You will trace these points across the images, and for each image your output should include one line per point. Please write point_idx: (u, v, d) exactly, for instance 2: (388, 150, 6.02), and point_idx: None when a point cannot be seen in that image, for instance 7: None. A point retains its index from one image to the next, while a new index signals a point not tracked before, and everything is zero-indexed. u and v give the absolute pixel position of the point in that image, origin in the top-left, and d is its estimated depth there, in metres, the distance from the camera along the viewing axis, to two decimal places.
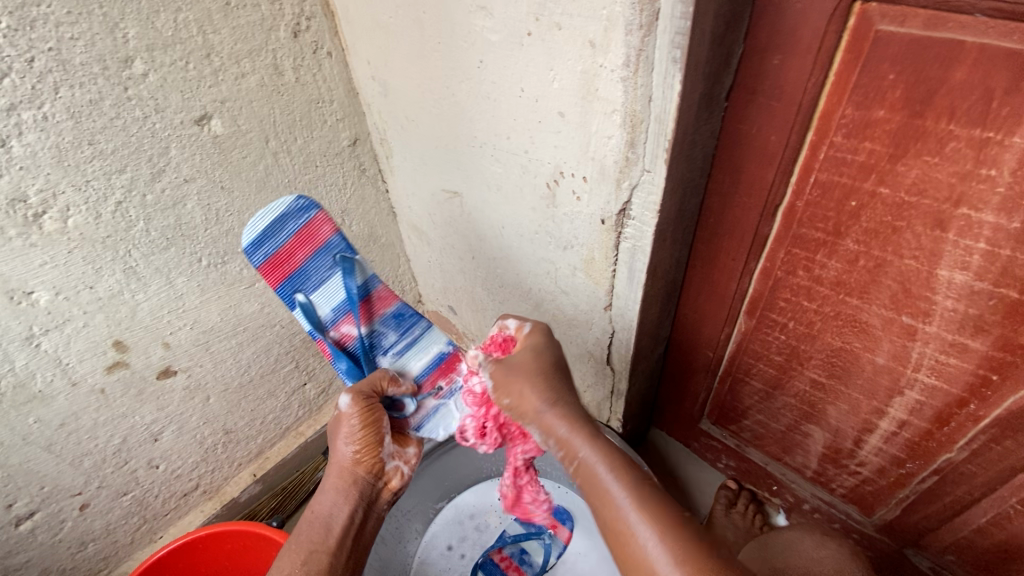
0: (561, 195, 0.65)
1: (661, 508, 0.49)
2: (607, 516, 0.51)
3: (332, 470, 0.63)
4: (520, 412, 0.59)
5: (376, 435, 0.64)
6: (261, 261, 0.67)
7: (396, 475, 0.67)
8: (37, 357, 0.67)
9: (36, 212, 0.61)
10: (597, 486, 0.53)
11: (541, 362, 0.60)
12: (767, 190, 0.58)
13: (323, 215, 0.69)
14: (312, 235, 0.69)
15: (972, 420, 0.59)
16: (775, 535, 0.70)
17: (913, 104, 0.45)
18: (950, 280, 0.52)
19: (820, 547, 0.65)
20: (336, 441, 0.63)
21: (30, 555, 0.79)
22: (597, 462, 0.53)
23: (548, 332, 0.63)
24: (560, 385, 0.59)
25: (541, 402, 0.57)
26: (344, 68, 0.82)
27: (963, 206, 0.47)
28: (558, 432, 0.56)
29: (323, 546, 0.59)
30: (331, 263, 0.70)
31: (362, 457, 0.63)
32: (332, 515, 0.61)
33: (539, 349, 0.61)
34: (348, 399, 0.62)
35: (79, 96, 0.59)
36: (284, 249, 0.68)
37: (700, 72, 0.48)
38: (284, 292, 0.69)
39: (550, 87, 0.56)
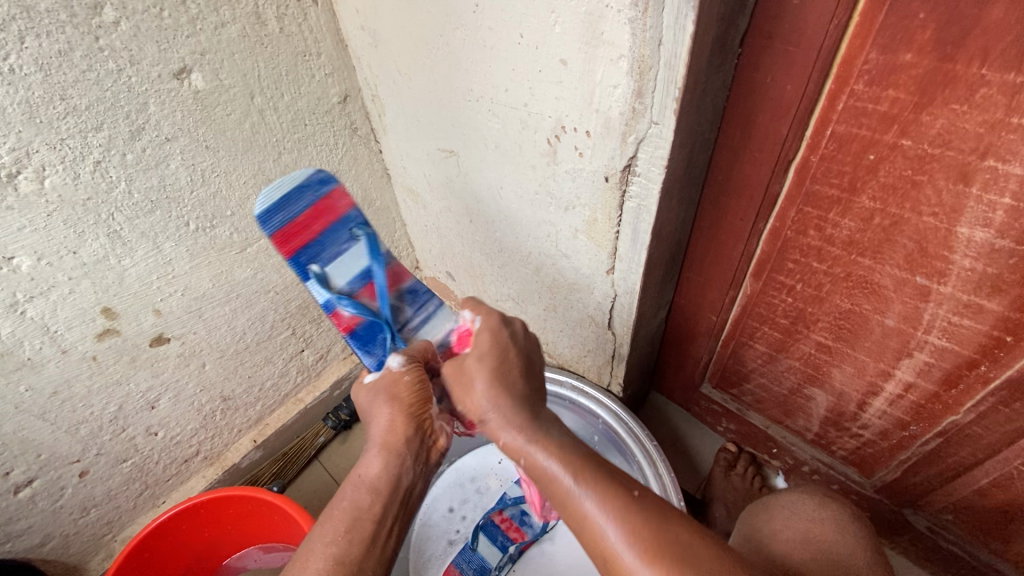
0: (562, 151, 0.61)
1: (610, 493, 0.45)
2: (564, 514, 0.47)
3: (381, 431, 0.59)
4: (473, 416, 0.57)
5: (426, 392, 0.63)
6: (275, 230, 0.69)
7: (443, 435, 0.62)
8: (23, 325, 0.65)
9: (10, 171, 0.58)
10: (547, 484, 0.49)
11: (485, 353, 0.59)
12: (780, 145, 0.55)
13: (342, 189, 0.74)
14: (329, 208, 0.73)
15: (982, 382, 0.58)
16: (770, 498, 0.67)
17: (943, 47, 0.42)
18: (970, 238, 0.49)
19: (818, 508, 0.63)
20: (380, 405, 0.61)
21: (32, 522, 0.79)
22: (540, 454, 0.50)
23: (496, 330, 0.62)
24: (506, 381, 0.56)
25: (483, 402, 0.55)
26: (331, 17, 0.77)
27: (990, 158, 0.45)
28: (500, 432, 0.53)
29: (369, 515, 0.54)
30: (347, 235, 0.74)
31: (415, 409, 0.61)
32: (376, 479, 0.56)
33: (482, 349, 0.60)
34: (400, 356, 0.65)
35: (47, 46, 0.55)
36: (301, 220, 0.70)
37: (715, 12, 0.44)
38: (299, 262, 0.71)
39: (552, 31, 0.52)
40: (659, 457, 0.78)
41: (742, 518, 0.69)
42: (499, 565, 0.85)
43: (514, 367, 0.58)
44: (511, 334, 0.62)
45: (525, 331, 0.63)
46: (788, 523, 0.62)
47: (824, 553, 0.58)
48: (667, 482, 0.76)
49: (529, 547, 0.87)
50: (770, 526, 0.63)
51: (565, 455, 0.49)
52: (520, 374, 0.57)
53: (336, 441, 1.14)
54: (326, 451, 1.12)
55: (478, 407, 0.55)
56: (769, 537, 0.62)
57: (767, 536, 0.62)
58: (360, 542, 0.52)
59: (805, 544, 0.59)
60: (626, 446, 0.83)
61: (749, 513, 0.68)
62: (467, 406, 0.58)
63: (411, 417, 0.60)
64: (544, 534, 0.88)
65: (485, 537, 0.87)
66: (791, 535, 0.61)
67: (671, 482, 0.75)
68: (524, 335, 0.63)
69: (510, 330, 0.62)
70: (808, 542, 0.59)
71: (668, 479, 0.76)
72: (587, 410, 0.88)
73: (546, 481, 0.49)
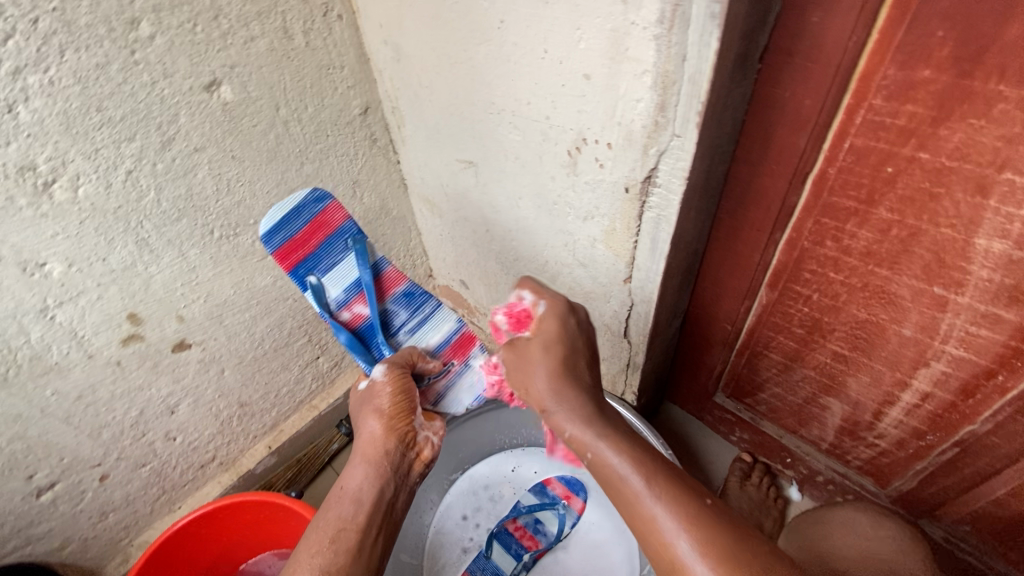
0: (583, 162, 0.63)
1: (672, 486, 0.47)
2: (620, 500, 0.50)
3: (364, 443, 0.61)
4: (534, 404, 0.59)
5: (408, 400, 0.65)
6: (274, 248, 0.71)
7: (427, 446, 0.65)
8: (52, 330, 0.67)
9: (46, 180, 0.59)
10: (610, 479, 0.51)
11: (551, 344, 0.60)
12: (798, 157, 0.56)
13: (336, 204, 0.75)
14: (324, 222, 0.74)
15: (999, 392, 0.58)
16: (826, 513, 0.74)
17: (961, 64, 0.43)
18: (987, 249, 0.50)
19: (877, 526, 0.69)
20: (365, 416, 0.64)
21: (52, 525, 0.80)
22: (605, 448, 0.52)
23: (562, 319, 0.61)
24: (569, 375, 0.58)
25: (548, 395, 0.57)
26: (354, 32, 0.79)
27: (1008, 171, 0.46)
28: (565, 423, 0.55)
29: (353, 525, 0.56)
30: (342, 244, 0.75)
31: (395, 420, 0.63)
32: (361, 491, 0.58)
33: (546, 338, 0.61)
34: (382, 368, 0.66)
35: (86, 59, 0.57)
36: (298, 237, 0.72)
37: (737, 30, 0.46)
38: (297, 274, 0.73)
39: (576, 47, 0.53)
40: None
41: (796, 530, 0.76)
42: (513, 572, 0.86)
43: (580, 363, 0.59)
44: (576, 323, 0.62)
45: (586, 321, 0.63)
46: (849, 541, 0.69)
47: (881, 565, 0.64)
48: None
49: (543, 555, 0.88)
50: (830, 540, 0.70)
51: (633, 453, 0.51)
52: (582, 369, 0.59)
53: (349, 448, 1.15)
54: (338, 458, 1.13)
55: (542, 397, 0.58)
56: (830, 547, 0.69)
57: (828, 546, 0.69)
58: (347, 551, 0.54)
59: (862, 559, 0.66)
60: None
61: (807, 524, 0.75)
62: (529, 393, 0.60)
63: (392, 429, 0.62)
64: (558, 543, 0.88)
65: (499, 545, 0.89)
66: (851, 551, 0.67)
67: None
68: (585, 323, 0.63)
69: (575, 319, 0.62)
70: (864, 557, 0.66)
71: None
72: None
73: (610, 475, 0.51)
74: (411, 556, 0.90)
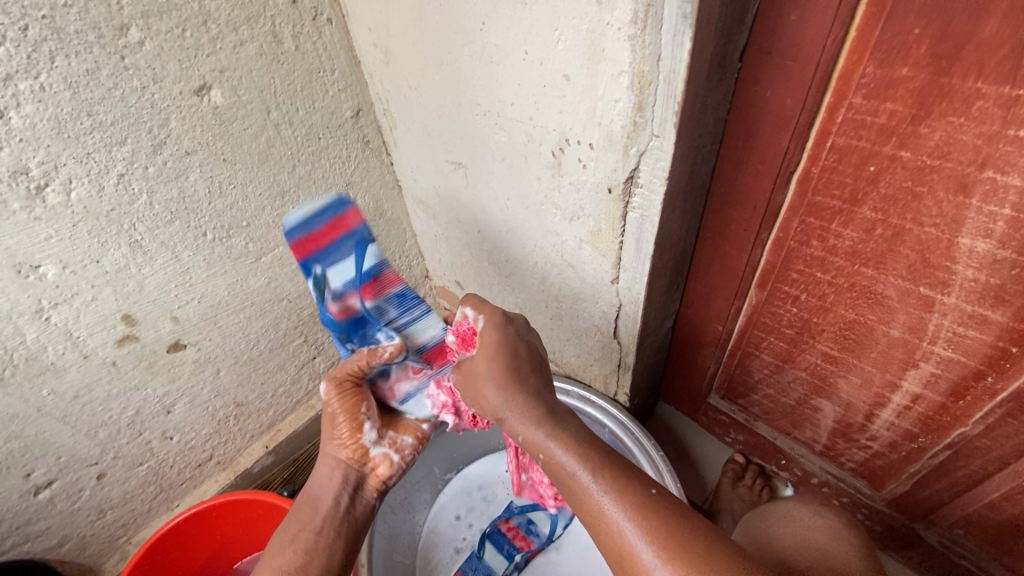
0: (567, 163, 0.63)
1: (626, 487, 0.47)
2: (578, 503, 0.50)
3: (322, 458, 0.66)
4: (489, 415, 0.59)
5: (357, 415, 0.66)
6: (291, 238, 0.68)
7: (383, 463, 0.67)
8: (48, 330, 0.68)
9: (38, 184, 0.60)
10: (565, 483, 0.51)
11: (495, 352, 0.59)
12: (781, 156, 0.56)
13: (356, 207, 0.70)
14: (343, 223, 0.70)
15: (989, 394, 0.57)
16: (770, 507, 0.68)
17: (939, 61, 0.42)
18: (972, 249, 0.49)
19: (816, 516, 0.63)
20: (325, 433, 0.66)
21: (50, 523, 0.81)
22: (560, 451, 0.51)
23: (501, 329, 0.61)
24: (518, 380, 0.57)
25: (499, 403, 0.56)
26: (345, 35, 0.80)
27: (989, 169, 0.45)
28: (520, 428, 0.55)
29: (310, 526, 0.59)
30: (351, 246, 0.70)
31: (345, 439, 0.65)
32: (320, 495, 0.62)
33: (490, 346, 0.60)
34: (327, 386, 0.66)
35: (76, 66, 0.58)
36: (313, 232, 0.69)
37: (712, 29, 0.45)
38: (304, 264, 0.69)
39: (555, 48, 0.53)
40: (665, 467, 0.77)
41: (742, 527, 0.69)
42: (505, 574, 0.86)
43: (528, 367, 0.59)
44: (515, 331, 0.62)
45: (527, 328, 0.64)
46: (786, 531, 0.63)
47: (822, 555, 0.58)
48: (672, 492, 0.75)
49: (535, 556, 0.87)
50: (768, 533, 0.64)
51: (583, 452, 0.51)
52: (532, 373, 0.58)
53: None
54: None
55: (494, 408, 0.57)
56: (768, 541, 0.62)
57: (764, 542, 0.63)
58: (304, 551, 0.57)
59: (802, 548, 0.59)
60: (631, 455, 0.83)
61: (751, 521, 0.69)
62: (483, 405, 0.59)
63: (344, 449, 0.65)
64: (551, 544, 0.88)
65: (491, 546, 0.88)
66: (790, 541, 0.61)
67: (677, 493, 0.74)
68: (526, 332, 0.63)
69: (514, 328, 0.62)
70: (805, 545, 0.60)
71: (676, 490, 0.75)
72: (593, 419, 0.89)
73: (564, 477, 0.50)
74: (404, 556, 0.87)
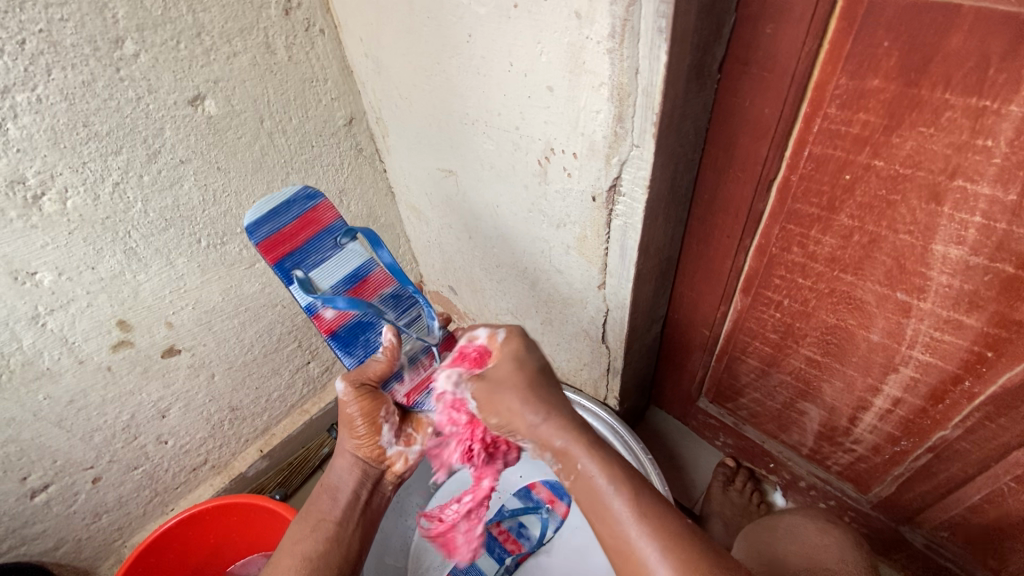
0: (552, 172, 0.64)
1: (654, 514, 0.49)
2: (598, 521, 0.51)
3: (340, 453, 0.69)
4: (512, 429, 0.58)
5: (375, 418, 0.67)
6: (261, 239, 0.71)
7: (399, 461, 0.70)
8: (44, 336, 0.69)
9: (35, 193, 0.62)
10: (596, 506, 0.51)
11: (522, 362, 0.60)
12: (761, 165, 0.57)
13: (327, 202, 0.76)
14: (314, 219, 0.74)
15: (967, 397, 0.58)
16: (775, 519, 0.69)
17: (908, 73, 0.44)
18: (945, 255, 0.51)
19: (822, 533, 0.65)
20: (341, 430, 0.68)
21: (47, 525, 0.82)
22: (596, 471, 0.52)
23: (521, 349, 0.61)
24: (550, 400, 0.57)
25: (531, 417, 0.56)
26: (337, 46, 0.81)
27: (959, 178, 0.46)
28: (556, 440, 0.55)
29: (331, 515, 0.63)
30: (331, 244, 0.74)
31: (363, 440, 0.67)
32: (340, 485, 0.66)
33: (506, 367, 0.59)
34: (342, 385, 0.66)
35: (72, 78, 0.60)
36: (286, 231, 0.73)
37: (687, 43, 0.47)
38: (283, 268, 0.70)
39: (538, 60, 0.55)
40: (653, 469, 0.79)
41: (745, 537, 0.70)
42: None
43: (552, 383, 0.59)
44: (535, 353, 0.61)
45: (535, 349, 0.62)
46: (793, 545, 0.64)
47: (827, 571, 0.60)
48: (661, 493, 0.77)
49: (526, 558, 0.89)
50: (776, 546, 0.65)
51: (616, 471, 0.52)
52: (557, 386, 0.60)
53: None
54: (329, 461, 1.15)
55: (528, 423, 0.56)
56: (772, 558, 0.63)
57: (775, 555, 0.63)
58: (324, 539, 0.61)
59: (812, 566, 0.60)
60: None
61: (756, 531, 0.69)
62: (507, 420, 0.58)
63: (363, 447, 0.68)
64: (541, 547, 0.89)
65: (483, 548, 0.89)
66: (798, 556, 0.62)
67: (665, 493, 0.76)
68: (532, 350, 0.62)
69: (531, 346, 0.62)
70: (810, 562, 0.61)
71: (664, 491, 0.76)
72: None
73: (595, 500, 0.51)
74: (395, 559, 0.89)
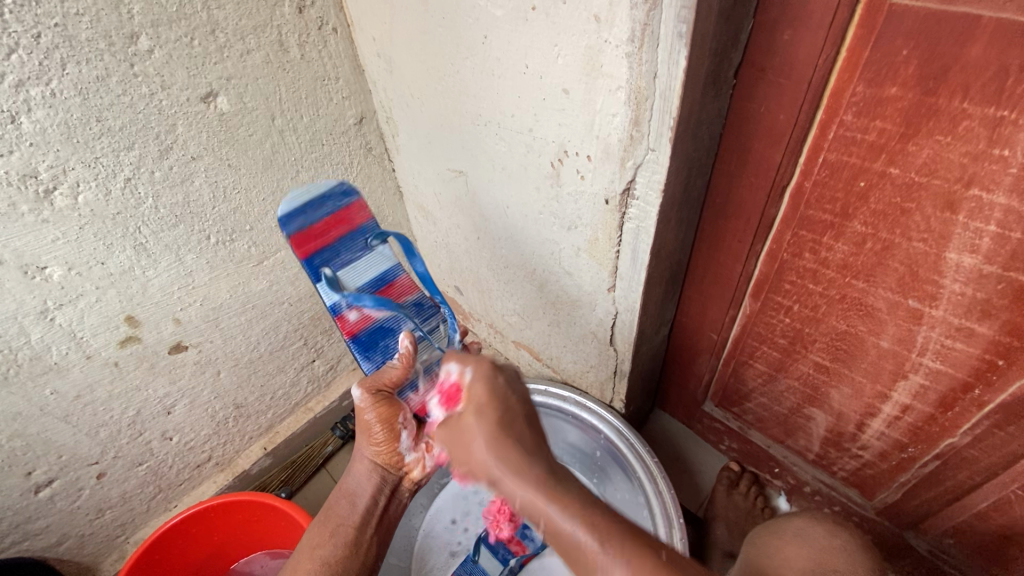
0: (565, 174, 0.64)
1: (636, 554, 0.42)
2: (575, 566, 0.45)
3: (358, 459, 0.70)
4: (475, 473, 0.51)
5: (393, 425, 0.68)
6: (292, 232, 0.67)
7: (417, 468, 0.70)
8: (52, 331, 0.69)
9: (47, 187, 0.62)
10: (568, 548, 0.44)
11: (483, 404, 0.53)
12: (775, 170, 0.57)
13: (361, 201, 0.72)
14: (345, 218, 0.72)
15: (976, 405, 0.58)
16: (783, 523, 0.69)
17: (926, 82, 0.44)
18: (958, 264, 0.51)
19: (829, 535, 0.65)
20: (360, 436, 0.70)
21: (50, 521, 0.82)
22: (563, 517, 0.44)
23: (489, 378, 0.57)
24: (512, 446, 0.49)
25: (490, 463, 0.48)
26: (349, 45, 0.81)
27: (974, 187, 0.46)
28: (516, 492, 0.47)
29: (350, 518, 0.65)
30: (362, 244, 0.73)
31: (381, 447, 0.68)
32: (357, 491, 0.68)
33: (478, 398, 0.54)
34: (359, 392, 0.67)
35: (86, 72, 0.59)
36: (317, 228, 0.69)
37: (706, 48, 0.47)
38: (312, 264, 0.69)
39: (554, 63, 0.55)
40: (659, 475, 0.79)
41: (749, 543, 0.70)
42: None
43: (519, 419, 0.52)
44: (505, 379, 0.57)
45: (517, 376, 0.59)
46: (801, 551, 0.64)
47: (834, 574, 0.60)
48: (666, 499, 0.77)
49: (529, 560, 0.88)
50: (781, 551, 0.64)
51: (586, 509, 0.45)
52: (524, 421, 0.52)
53: (343, 450, 1.17)
54: (333, 460, 1.15)
55: (486, 471, 0.49)
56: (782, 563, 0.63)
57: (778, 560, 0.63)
58: (343, 544, 0.63)
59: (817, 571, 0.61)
60: (625, 461, 0.84)
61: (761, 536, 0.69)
62: (469, 464, 0.51)
63: (381, 454, 0.69)
64: (546, 549, 0.88)
65: (486, 550, 0.89)
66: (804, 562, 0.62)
67: (671, 500, 0.76)
68: (515, 379, 0.59)
69: (503, 377, 0.57)
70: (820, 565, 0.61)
71: (669, 497, 0.77)
72: (589, 426, 0.89)
73: (568, 544, 0.44)
74: (399, 559, 0.91)
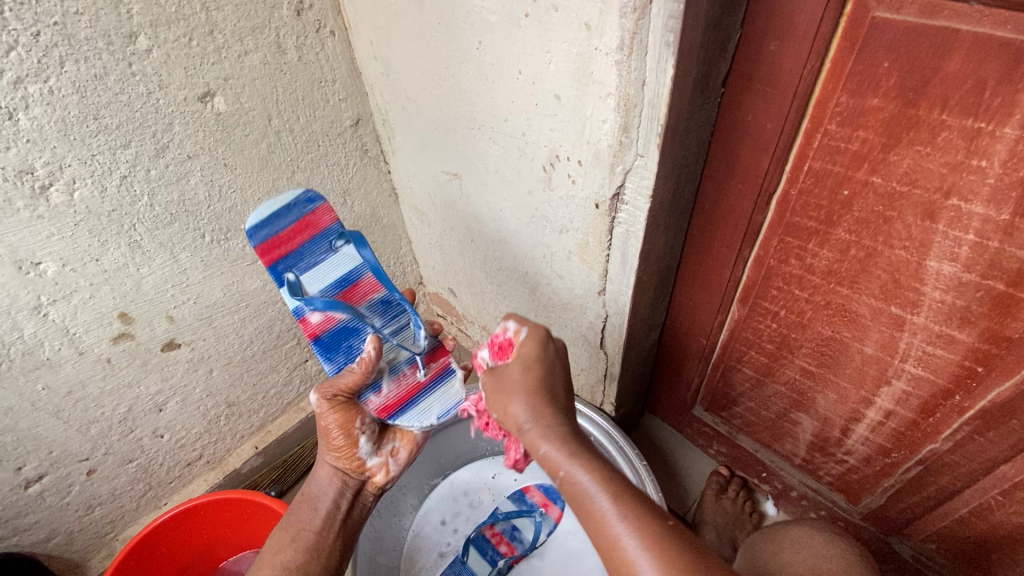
0: (557, 178, 0.65)
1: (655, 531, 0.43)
2: (588, 526, 0.47)
3: (321, 464, 0.70)
4: (505, 422, 0.54)
5: (352, 429, 0.67)
6: (258, 242, 0.71)
7: (380, 473, 0.71)
8: (45, 326, 0.69)
9: (43, 183, 0.62)
10: (588, 513, 0.46)
11: (531, 363, 0.56)
12: (762, 177, 0.58)
13: (326, 206, 0.74)
14: (313, 222, 0.74)
15: (957, 411, 0.59)
16: (783, 531, 0.70)
17: (906, 94, 0.45)
18: (939, 271, 0.52)
19: (828, 544, 0.66)
20: (321, 442, 0.69)
21: (39, 516, 0.82)
22: (588, 475, 0.47)
23: (543, 343, 0.58)
24: (549, 401, 0.53)
25: (526, 412, 0.52)
26: (347, 47, 0.82)
27: (953, 197, 0.47)
28: (543, 444, 0.51)
29: (310, 525, 0.64)
30: (326, 246, 0.74)
31: (341, 453, 0.68)
32: (320, 495, 0.67)
33: (528, 357, 0.57)
34: (316, 398, 0.66)
35: (84, 71, 0.60)
36: (283, 234, 0.72)
37: (694, 56, 0.48)
38: (276, 270, 0.71)
39: (547, 68, 0.56)
40: (649, 475, 0.79)
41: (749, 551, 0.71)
42: None
43: (559, 383, 0.56)
44: (556, 349, 0.59)
45: (565, 350, 0.60)
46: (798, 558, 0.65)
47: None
48: (655, 500, 0.77)
49: (518, 562, 0.89)
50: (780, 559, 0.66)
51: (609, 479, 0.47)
52: (563, 388, 0.56)
53: None
54: None
55: (519, 422, 0.52)
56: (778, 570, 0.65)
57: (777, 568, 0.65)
58: (304, 548, 0.62)
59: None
60: (615, 463, 0.84)
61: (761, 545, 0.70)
62: (503, 413, 0.54)
63: (342, 459, 0.69)
64: (534, 550, 0.89)
65: (476, 551, 0.90)
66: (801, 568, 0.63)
67: (660, 500, 0.76)
68: (561, 350, 0.60)
69: (555, 345, 0.59)
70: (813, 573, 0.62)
71: (658, 498, 0.77)
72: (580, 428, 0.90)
73: (584, 503, 0.47)
74: (389, 559, 0.89)
